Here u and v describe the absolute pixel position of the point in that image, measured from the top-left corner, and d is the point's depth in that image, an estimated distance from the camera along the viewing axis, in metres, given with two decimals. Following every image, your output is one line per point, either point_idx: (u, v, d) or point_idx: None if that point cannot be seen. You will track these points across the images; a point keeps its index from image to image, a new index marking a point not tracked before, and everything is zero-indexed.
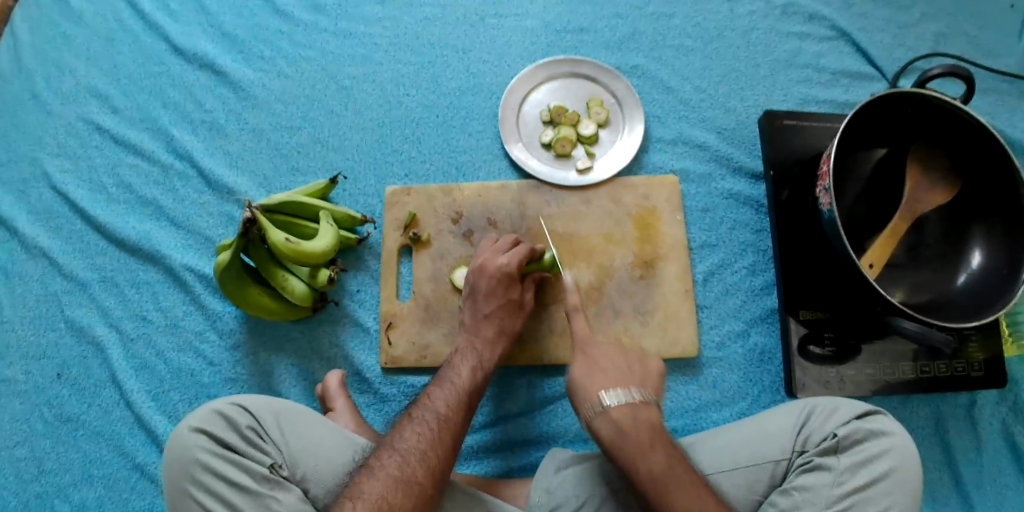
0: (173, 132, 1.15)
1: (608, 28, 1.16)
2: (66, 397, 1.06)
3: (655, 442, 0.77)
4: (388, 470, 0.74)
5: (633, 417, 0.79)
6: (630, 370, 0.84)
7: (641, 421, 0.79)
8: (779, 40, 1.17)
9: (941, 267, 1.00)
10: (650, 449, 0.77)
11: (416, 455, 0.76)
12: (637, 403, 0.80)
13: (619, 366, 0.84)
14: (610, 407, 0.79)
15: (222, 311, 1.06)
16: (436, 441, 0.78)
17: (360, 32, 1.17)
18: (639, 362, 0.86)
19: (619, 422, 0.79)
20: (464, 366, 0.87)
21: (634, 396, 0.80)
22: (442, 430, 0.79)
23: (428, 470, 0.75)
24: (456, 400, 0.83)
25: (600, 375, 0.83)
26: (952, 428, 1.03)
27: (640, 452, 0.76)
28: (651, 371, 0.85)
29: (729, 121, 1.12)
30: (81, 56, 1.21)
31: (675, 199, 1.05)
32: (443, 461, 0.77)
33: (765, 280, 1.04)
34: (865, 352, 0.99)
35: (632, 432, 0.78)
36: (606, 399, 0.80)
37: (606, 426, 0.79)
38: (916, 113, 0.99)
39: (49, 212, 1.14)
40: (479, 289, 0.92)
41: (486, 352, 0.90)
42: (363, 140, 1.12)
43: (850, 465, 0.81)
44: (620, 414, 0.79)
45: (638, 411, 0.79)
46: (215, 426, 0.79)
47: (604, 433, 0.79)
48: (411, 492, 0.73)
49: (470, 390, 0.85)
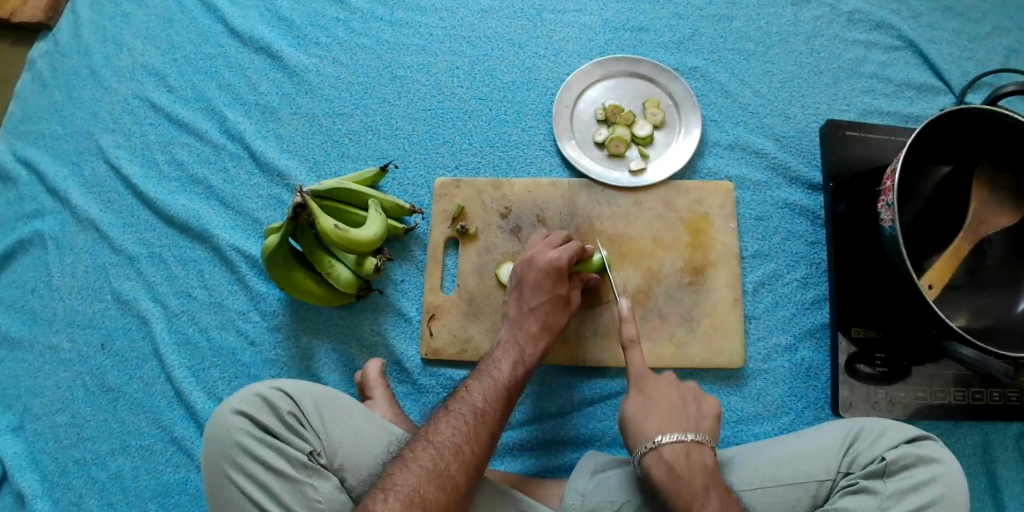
0: (226, 113, 1.15)
1: (667, 28, 1.14)
2: (109, 368, 1.07)
3: (708, 488, 0.77)
4: (421, 463, 0.74)
5: (686, 459, 0.79)
6: (679, 407, 0.84)
7: (693, 464, 0.78)
8: (845, 48, 1.13)
9: (1003, 292, 0.96)
10: (705, 495, 0.76)
11: (449, 449, 0.75)
12: (691, 448, 0.79)
13: (671, 408, 0.84)
14: (662, 447, 0.79)
15: (266, 292, 1.07)
16: (472, 435, 0.77)
17: (416, 22, 1.17)
18: (690, 400, 0.85)
19: (672, 464, 0.78)
20: (505, 361, 0.86)
21: (688, 438, 0.80)
22: (478, 424, 0.78)
23: (462, 465, 0.74)
24: (493, 395, 0.82)
25: (648, 415, 0.83)
26: (1000, 459, 1.01)
27: (694, 495, 0.76)
28: (704, 411, 0.85)
29: (788, 129, 1.09)
30: (139, 34, 1.22)
31: (728, 206, 1.03)
32: (478, 457, 0.76)
33: (817, 294, 1.02)
34: (916, 374, 0.96)
35: (686, 475, 0.77)
36: (659, 438, 0.80)
37: (658, 466, 0.79)
38: (985, 130, 0.95)
39: (102, 185, 1.15)
40: (526, 285, 0.91)
41: (529, 347, 0.88)
42: (414, 129, 1.11)
43: (896, 491, 0.79)
44: (673, 454, 0.79)
45: (691, 453, 0.79)
46: (256, 409, 0.80)
47: (656, 471, 0.78)
48: (445, 486, 0.73)
49: (511, 385, 0.84)
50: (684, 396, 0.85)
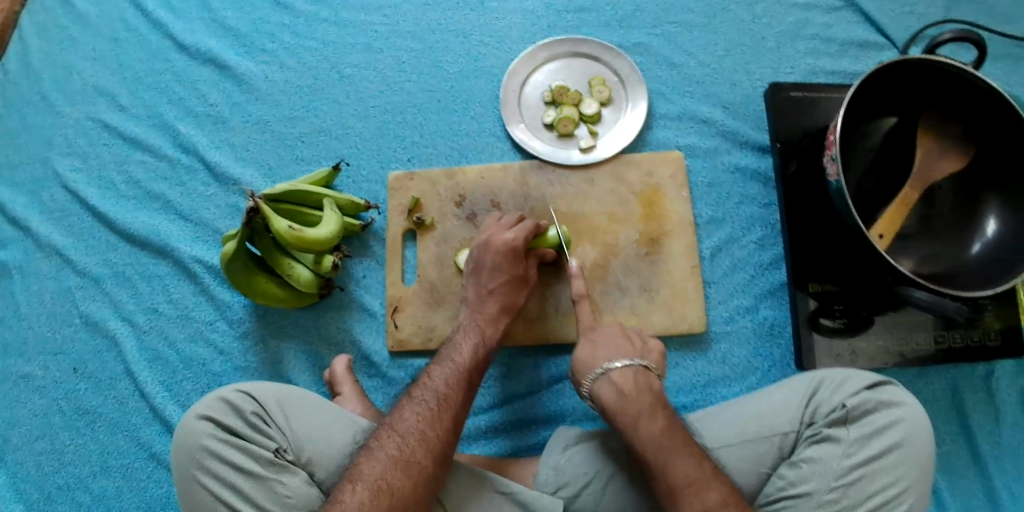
0: (180, 128, 1.16)
1: (609, 6, 1.15)
2: (83, 390, 1.08)
3: (655, 407, 0.79)
4: (387, 452, 0.74)
5: (633, 381, 0.82)
6: (623, 343, 0.87)
7: (641, 384, 0.82)
8: (785, 12, 1.14)
9: (955, 236, 0.97)
10: (654, 412, 0.78)
11: (414, 435, 0.76)
12: (640, 372, 0.82)
13: (613, 339, 0.87)
14: (609, 373, 0.82)
15: (231, 300, 1.07)
16: (435, 420, 0.78)
17: (360, 21, 1.17)
18: (636, 336, 0.88)
19: (621, 385, 0.81)
20: (466, 344, 0.87)
21: (635, 363, 0.83)
22: (442, 409, 0.79)
23: (428, 450, 0.75)
24: (456, 379, 0.82)
25: (595, 347, 0.86)
26: (969, 401, 1.02)
27: (642, 413, 0.78)
28: (651, 347, 0.88)
29: (735, 95, 1.10)
30: (87, 57, 1.22)
31: (680, 175, 1.04)
32: (444, 440, 0.77)
33: (774, 254, 1.03)
34: (877, 324, 0.97)
35: (634, 395, 0.80)
36: (608, 365, 0.83)
37: (607, 389, 0.82)
38: (925, 79, 0.97)
39: (62, 210, 1.15)
40: (483, 264, 0.92)
41: (488, 327, 0.89)
42: (365, 127, 1.12)
43: (860, 437, 0.79)
44: (622, 380, 0.82)
45: (639, 377, 0.82)
46: (221, 412, 0.80)
47: (606, 394, 0.81)
48: (411, 472, 0.73)
49: (473, 369, 0.84)
50: (631, 334, 0.89)
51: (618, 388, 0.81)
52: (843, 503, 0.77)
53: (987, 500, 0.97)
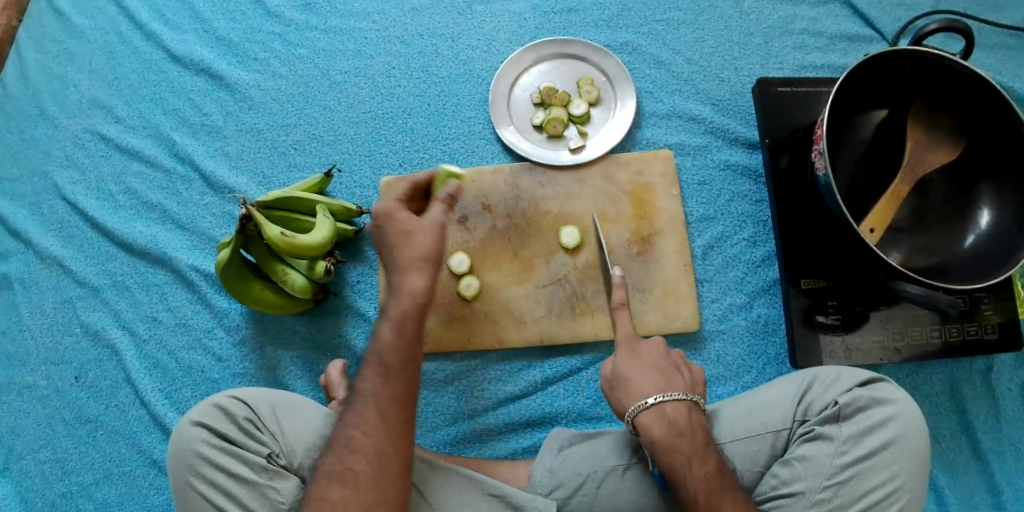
0: (175, 138, 1.17)
1: (596, 6, 1.15)
2: (85, 400, 1.09)
3: (706, 446, 0.77)
4: (325, 466, 0.74)
5: (686, 417, 0.79)
6: (667, 372, 0.83)
7: (693, 421, 0.79)
8: (773, 7, 1.14)
9: (948, 229, 0.97)
10: (705, 453, 0.76)
11: (342, 443, 0.75)
12: (692, 408, 0.80)
13: (656, 367, 0.83)
14: (661, 406, 0.79)
15: (228, 308, 1.09)
16: (361, 423, 0.76)
17: (350, 28, 1.18)
18: (681, 365, 0.85)
19: (673, 421, 0.78)
20: (384, 328, 0.80)
21: (685, 397, 0.80)
22: (365, 409, 0.76)
23: (358, 455, 0.74)
24: (375, 374, 0.78)
25: (643, 374, 0.82)
26: (969, 395, 1.01)
27: (694, 452, 0.76)
28: (695, 375, 0.85)
29: (724, 92, 1.11)
30: (83, 70, 1.24)
31: (670, 174, 1.04)
32: (373, 440, 0.74)
33: (766, 251, 1.03)
34: (872, 319, 0.97)
35: (687, 432, 0.78)
36: (659, 396, 0.80)
37: (656, 423, 0.78)
38: (914, 72, 0.96)
39: (61, 221, 1.17)
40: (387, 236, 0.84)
41: (399, 305, 0.80)
42: (356, 133, 1.13)
43: (852, 435, 0.79)
44: (674, 413, 0.79)
45: (690, 412, 0.80)
46: (213, 419, 0.81)
47: (655, 428, 0.78)
48: (346, 482, 0.73)
49: (391, 353, 0.78)
50: (675, 362, 0.85)
51: (671, 424, 0.78)
52: (836, 502, 0.77)
53: (988, 493, 0.97)
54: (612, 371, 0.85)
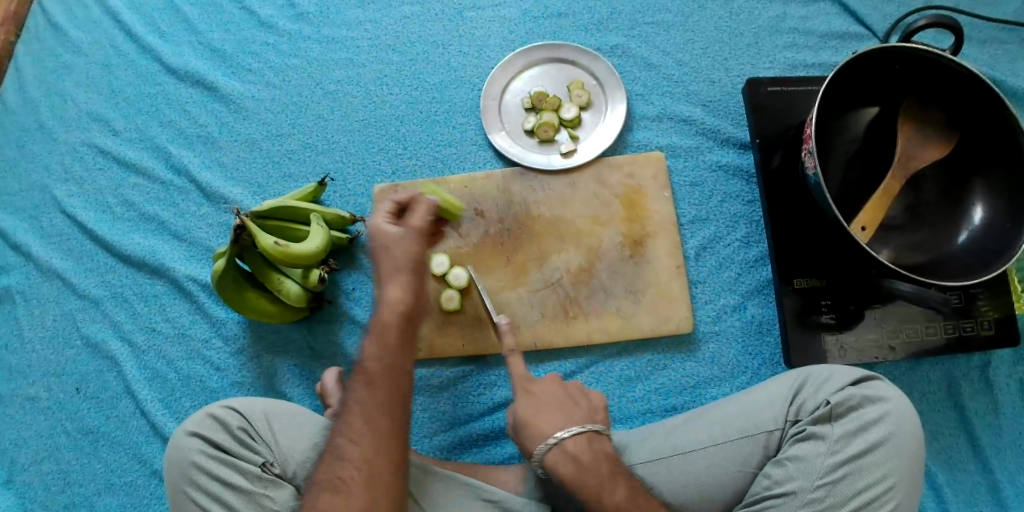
0: (171, 149, 1.18)
1: (586, 10, 1.16)
2: (86, 410, 1.10)
3: (616, 476, 0.78)
4: (321, 478, 0.74)
5: (588, 449, 0.79)
6: (564, 405, 0.83)
7: (594, 451, 0.79)
8: (763, 7, 1.14)
9: (941, 226, 0.96)
10: (613, 482, 0.77)
11: (334, 453, 0.75)
12: (589, 439, 0.79)
13: (552, 400, 0.83)
14: (564, 443, 0.78)
15: (225, 317, 1.09)
16: (352, 433, 0.75)
17: (342, 37, 1.19)
18: (579, 395, 0.85)
19: (575, 456, 0.78)
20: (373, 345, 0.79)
21: (586, 428, 0.80)
22: (352, 419, 0.76)
23: (349, 464, 0.74)
24: (363, 384, 0.78)
25: (542, 411, 0.82)
26: (966, 391, 1.00)
27: (603, 484, 0.76)
28: (594, 403, 0.85)
29: (714, 93, 1.11)
30: (80, 84, 1.25)
31: (661, 176, 1.04)
32: (363, 449, 0.74)
33: (759, 251, 1.03)
34: (866, 317, 0.97)
35: (592, 466, 0.78)
36: (561, 433, 0.79)
37: (564, 461, 0.78)
38: (904, 69, 0.96)
39: (61, 234, 1.18)
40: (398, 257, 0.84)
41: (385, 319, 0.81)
42: (350, 141, 1.14)
43: (844, 434, 0.78)
44: (575, 447, 0.78)
45: (592, 443, 0.79)
46: (208, 429, 0.81)
47: (563, 467, 0.78)
48: (340, 492, 0.72)
49: (377, 363, 0.79)
50: (572, 393, 0.85)
51: (575, 459, 0.78)
52: (828, 502, 0.76)
53: (988, 491, 0.96)
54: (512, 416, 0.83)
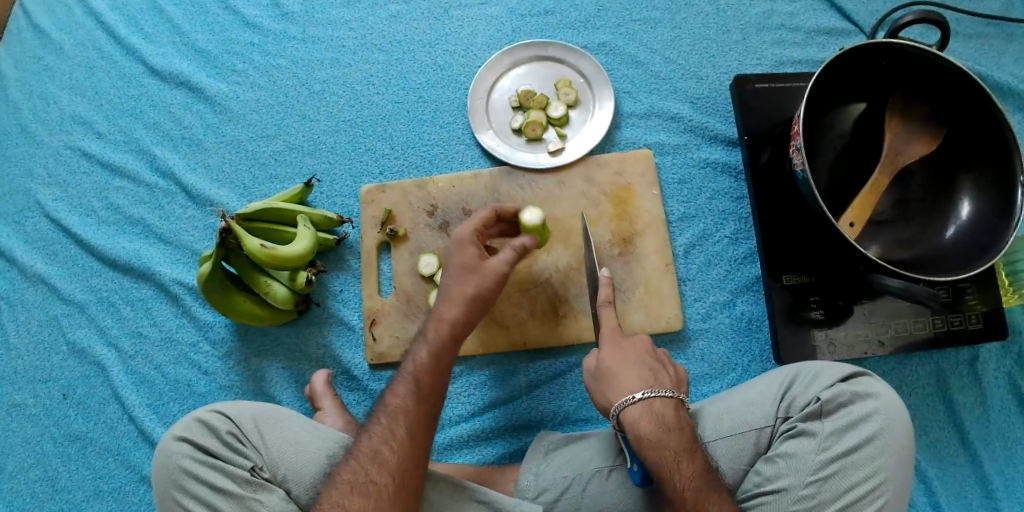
0: (156, 152, 1.17)
1: (573, 8, 1.15)
2: (73, 416, 1.09)
3: (693, 446, 0.77)
4: (344, 476, 0.75)
5: (675, 415, 0.79)
6: (654, 370, 0.83)
7: (681, 419, 0.79)
8: (750, 4, 1.14)
9: (930, 220, 0.96)
10: (692, 453, 0.76)
11: (366, 456, 0.77)
12: (678, 405, 0.80)
13: (642, 360, 0.83)
14: (652, 401, 0.78)
15: (213, 320, 1.08)
16: (388, 436, 0.78)
17: (328, 37, 1.18)
18: (667, 365, 0.85)
19: (663, 417, 0.78)
20: (418, 351, 0.84)
21: (675, 395, 0.80)
22: (393, 422, 0.79)
23: (383, 468, 0.76)
24: (407, 391, 0.81)
25: (627, 366, 0.82)
26: (955, 385, 1.01)
27: (680, 452, 0.76)
28: (678, 375, 0.85)
29: (702, 90, 1.11)
30: (63, 86, 1.23)
31: (650, 173, 1.04)
32: (399, 455, 0.77)
33: (748, 248, 1.03)
34: (855, 313, 0.97)
35: (676, 431, 0.77)
36: (647, 392, 0.79)
37: (647, 419, 0.78)
38: (890, 64, 0.96)
39: (45, 239, 1.17)
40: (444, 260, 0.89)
41: (433, 328, 0.84)
42: (337, 141, 1.13)
43: (834, 431, 0.78)
44: (664, 410, 0.78)
45: (679, 410, 0.79)
46: (196, 433, 0.81)
47: (645, 425, 0.77)
48: (369, 492, 0.74)
49: (425, 371, 0.82)
50: (661, 360, 0.85)
51: (661, 420, 0.78)
52: (820, 498, 0.76)
53: (978, 484, 0.97)
54: (596, 364, 0.84)
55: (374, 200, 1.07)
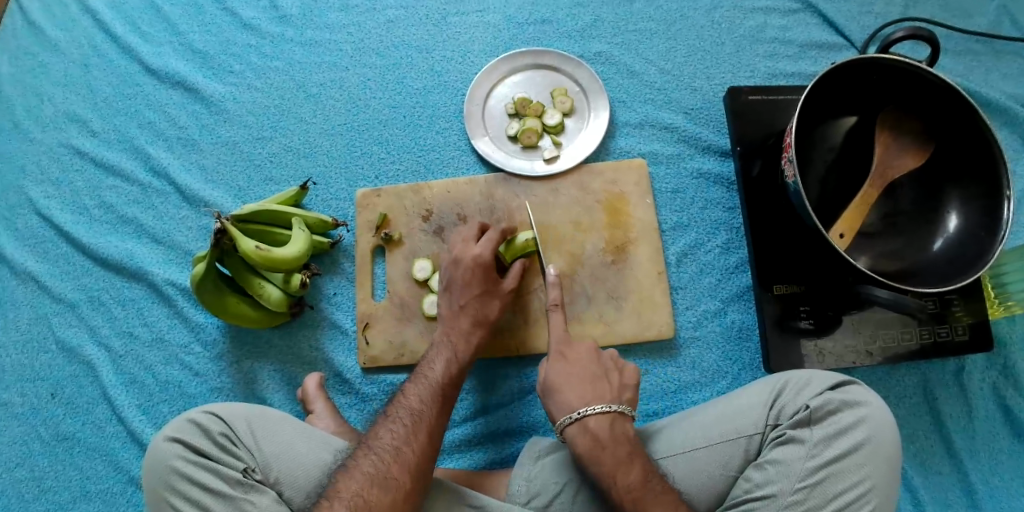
0: (151, 151, 1.17)
1: (569, 17, 1.16)
2: (61, 416, 1.08)
3: (633, 456, 0.80)
4: (363, 469, 0.75)
5: (609, 429, 0.81)
6: (597, 384, 0.86)
7: (616, 432, 0.81)
8: (744, 17, 1.16)
9: (918, 233, 0.98)
10: (629, 464, 0.79)
11: (389, 453, 0.77)
12: (615, 419, 0.82)
13: (586, 375, 0.87)
14: (586, 420, 0.82)
15: (205, 322, 1.08)
16: (410, 436, 0.79)
17: (325, 40, 1.19)
18: (612, 371, 0.88)
19: (597, 433, 0.81)
20: (439, 360, 0.89)
21: (611, 409, 0.83)
22: (416, 425, 0.80)
23: (404, 466, 0.76)
24: (431, 396, 0.84)
25: (571, 382, 0.86)
26: (941, 396, 1.02)
27: (618, 465, 0.79)
28: (625, 380, 0.88)
29: (696, 101, 1.12)
30: (58, 84, 1.23)
31: (643, 182, 1.05)
32: (419, 455, 0.77)
33: (740, 258, 1.04)
34: (844, 324, 0.98)
35: (610, 446, 0.80)
36: (585, 409, 0.82)
37: (582, 436, 0.81)
38: (881, 79, 0.97)
39: (36, 236, 1.16)
40: (456, 281, 0.94)
41: (462, 342, 0.91)
42: (332, 145, 1.13)
43: (823, 438, 0.79)
44: (598, 426, 0.82)
45: (614, 423, 0.82)
46: (189, 434, 0.80)
47: (580, 442, 0.81)
48: (388, 487, 0.74)
49: (446, 382, 0.86)
50: (606, 367, 0.88)
51: (595, 436, 0.81)
52: (809, 503, 0.77)
53: (963, 494, 0.98)
54: (544, 379, 0.88)
55: (370, 204, 1.07)
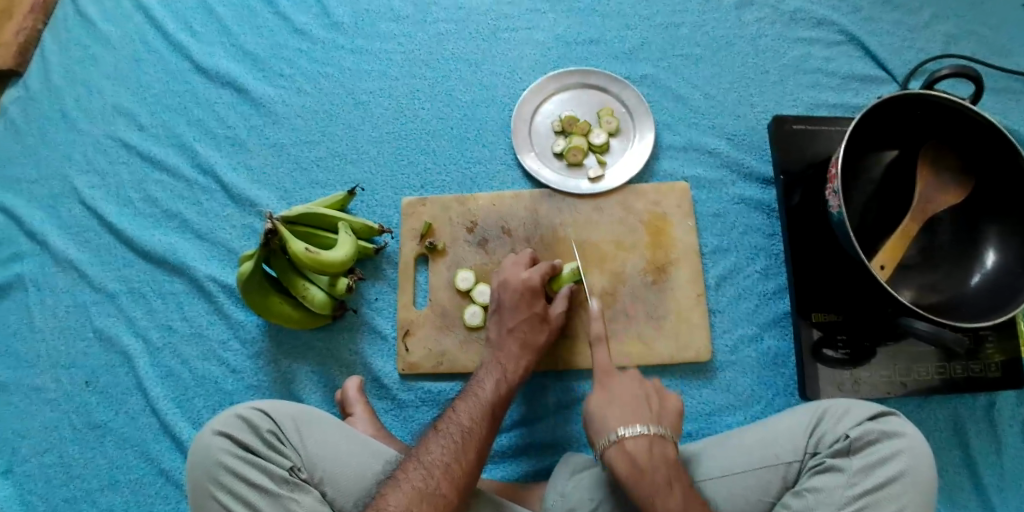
0: (198, 148, 1.19)
1: (618, 39, 1.19)
2: (94, 405, 1.09)
3: (645, 410, 0.85)
4: (414, 483, 0.76)
5: (626, 386, 0.87)
6: (624, 349, 0.92)
7: (633, 392, 0.87)
8: (789, 47, 1.18)
9: (956, 268, 0.98)
10: (640, 416, 0.84)
11: (441, 468, 0.78)
12: (633, 379, 0.88)
13: (616, 345, 0.93)
14: (607, 380, 0.88)
15: (244, 319, 1.10)
16: (459, 454, 0.80)
17: (376, 49, 1.21)
18: None
19: (613, 390, 0.87)
20: (489, 380, 0.90)
21: (630, 370, 0.89)
22: (466, 443, 0.81)
23: (453, 483, 0.77)
24: (479, 414, 0.85)
25: (599, 348, 0.92)
26: (970, 430, 1.03)
27: (630, 417, 0.84)
28: None
29: (739, 128, 1.14)
30: (109, 77, 1.26)
31: (686, 206, 1.07)
32: (467, 474, 0.79)
33: (778, 284, 1.06)
34: (879, 355, 0.99)
35: (625, 399, 0.86)
36: (603, 369, 0.89)
37: (601, 391, 0.88)
38: (925, 114, 0.99)
39: (79, 226, 1.18)
40: (505, 304, 0.96)
41: (512, 368, 0.91)
42: (379, 153, 1.15)
43: (862, 467, 0.80)
44: (616, 385, 0.88)
45: (631, 382, 0.88)
46: (236, 429, 0.81)
47: (598, 396, 0.88)
48: (436, 504, 0.75)
49: (494, 401, 0.87)
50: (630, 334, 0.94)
51: (610, 393, 0.87)
52: None
53: None
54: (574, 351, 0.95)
55: (415, 214, 1.09)
